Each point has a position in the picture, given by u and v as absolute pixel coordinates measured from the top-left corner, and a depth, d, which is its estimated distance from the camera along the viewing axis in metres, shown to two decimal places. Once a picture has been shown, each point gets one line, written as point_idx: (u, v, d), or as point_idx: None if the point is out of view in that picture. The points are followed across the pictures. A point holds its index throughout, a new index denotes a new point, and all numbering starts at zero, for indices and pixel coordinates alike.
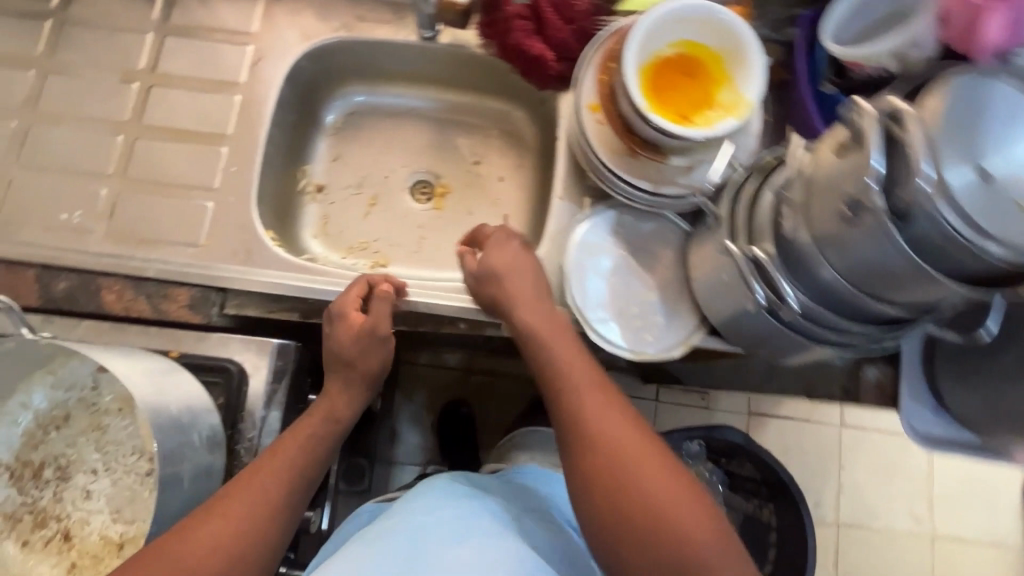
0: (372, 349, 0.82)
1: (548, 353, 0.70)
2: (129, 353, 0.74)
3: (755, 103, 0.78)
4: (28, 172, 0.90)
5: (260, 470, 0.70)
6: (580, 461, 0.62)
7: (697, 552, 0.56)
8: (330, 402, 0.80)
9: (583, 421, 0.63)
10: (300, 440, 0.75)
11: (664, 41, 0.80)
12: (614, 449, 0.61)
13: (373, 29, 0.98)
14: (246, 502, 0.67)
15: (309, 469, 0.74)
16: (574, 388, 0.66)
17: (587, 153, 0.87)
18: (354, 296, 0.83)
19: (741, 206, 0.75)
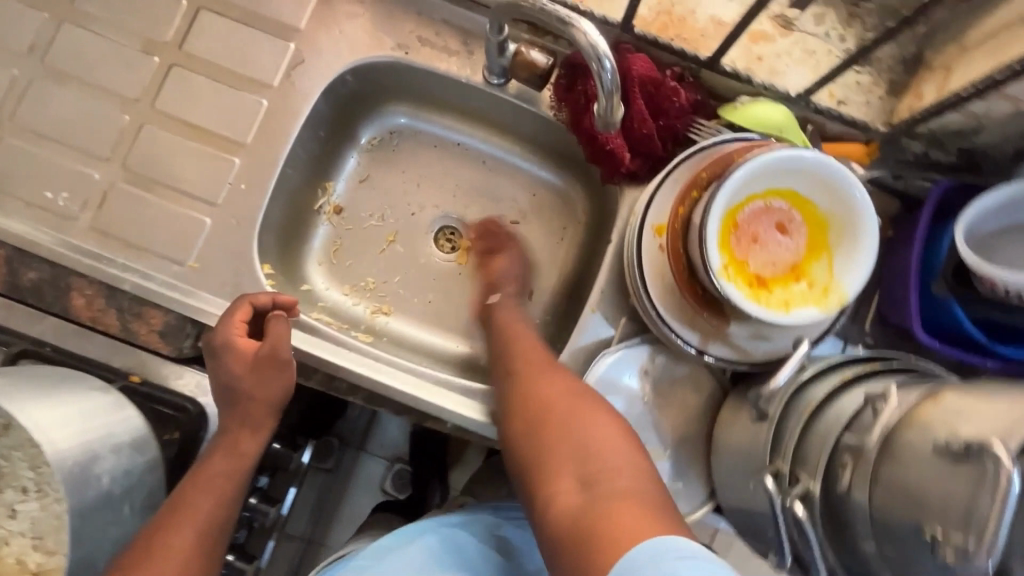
0: (271, 378, 0.74)
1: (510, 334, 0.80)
2: (65, 394, 0.64)
3: (847, 296, 0.65)
4: (22, 133, 0.80)
5: (158, 550, 0.64)
6: (524, 405, 0.69)
7: (623, 480, 0.55)
8: (244, 447, 0.73)
9: (528, 385, 0.71)
10: (210, 500, 0.68)
11: (763, 186, 0.66)
12: (553, 397, 0.67)
13: (435, 56, 0.84)
14: (151, 567, 0.63)
15: (220, 525, 0.69)
16: (524, 356, 0.75)
17: (636, 281, 0.74)
18: (238, 321, 0.74)
19: (796, 420, 0.63)
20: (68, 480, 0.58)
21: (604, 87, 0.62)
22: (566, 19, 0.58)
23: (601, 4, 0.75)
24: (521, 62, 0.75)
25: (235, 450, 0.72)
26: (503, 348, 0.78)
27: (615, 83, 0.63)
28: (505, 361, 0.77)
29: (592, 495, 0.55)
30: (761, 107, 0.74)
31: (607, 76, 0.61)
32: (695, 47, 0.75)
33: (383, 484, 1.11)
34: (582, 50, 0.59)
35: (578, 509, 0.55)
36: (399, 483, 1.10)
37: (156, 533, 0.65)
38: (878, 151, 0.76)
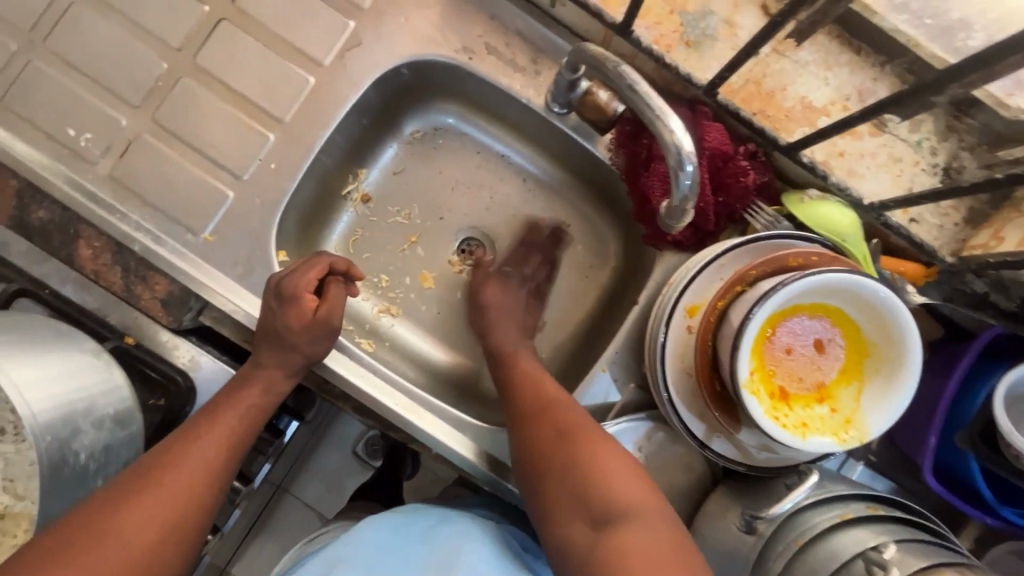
0: (321, 339, 0.73)
1: (515, 366, 0.76)
2: (49, 353, 0.62)
3: (869, 432, 0.62)
4: (54, 60, 0.75)
5: (164, 479, 0.60)
6: (529, 443, 0.66)
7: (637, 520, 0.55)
8: (254, 405, 0.69)
9: (533, 406, 0.69)
10: (222, 443, 0.65)
11: (811, 300, 0.62)
12: (564, 429, 0.64)
13: (499, 68, 0.79)
14: (176, 476, 0.61)
15: (227, 472, 0.65)
16: (529, 389, 0.71)
17: (654, 356, 0.71)
18: (309, 275, 0.74)
19: (788, 544, 0.61)
20: (46, 453, 0.58)
21: (679, 191, 0.56)
22: (655, 109, 0.53)
23: (687, 58, 0.70)
24: (592, 104, 0.72)
25: (250, 402, 0.69)
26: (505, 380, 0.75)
27: (694, 193, 0.57)
28: (513, 394, 0.73)
29: (609, 540, 0.55)
30: (827, 209, 0.69)
31: (684, 183, 0.55)
32: (775, 125, 0.70)
33: (356, 448, 1.10)
34: (665, 148, 0.53)
35: (596, 557, 0.55)
36: (371, 450, 1.09)
37: (163, 460, 0.61)
38: (937, 278, 0.72)
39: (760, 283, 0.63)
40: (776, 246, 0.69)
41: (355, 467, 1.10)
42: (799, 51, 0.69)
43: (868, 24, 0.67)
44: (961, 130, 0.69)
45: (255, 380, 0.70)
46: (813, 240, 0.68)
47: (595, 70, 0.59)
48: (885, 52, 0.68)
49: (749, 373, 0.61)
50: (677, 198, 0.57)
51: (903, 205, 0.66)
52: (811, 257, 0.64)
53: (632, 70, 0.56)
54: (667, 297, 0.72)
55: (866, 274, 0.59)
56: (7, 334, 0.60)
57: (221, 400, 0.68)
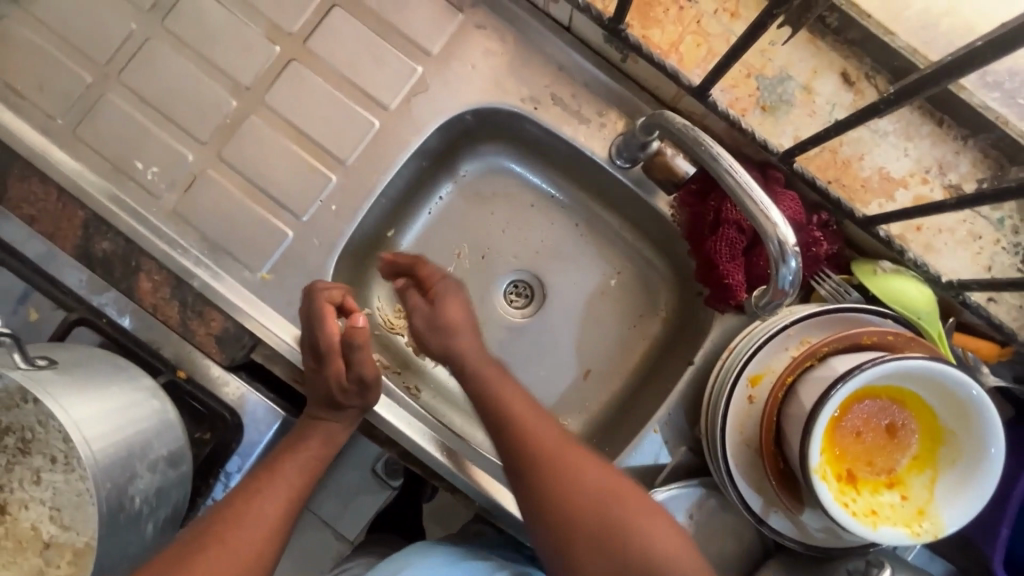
0: (366, 393, 0.71)
1: (503, 395, 0.65)
2: (112, 395, 0.62)
3: (944, 527, 0.59)
4: (124, 92, 0.76)
5: (228, 540, 0.60)
6: (550, 512, 0.59)
7: None
8: (313, 457, 0.69)
9: (536, 451, 0.61)
10: (282, 499, 0.65)
11: (886, 383, 0.60)
12: (588, 495, 0.59)
13: (565, 118, 0.78)
14: (240, 533, 0.60)
15: (286, 530, 0.65)
16: (530, 431, 0.63)
17: (714, 426, 0.69)
18: (331, 335, 0.68)
19: None
20: (105, 501, 0.58)
21: (781, 281, 0.57)
22: (759, 204, 0.55)
23: (762, 123, 0.68)
24: (660, 163, 0.76)
25: (308, 455, 0.69)
26: (501, 409, 0.64)
27: (795, 287, 0.58)
28: (507, 432, 0.63)
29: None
30: (902, 283, 0.67)
31: (785, 277, 0.57)
32: (851, 195, 0.68)
33: (374, 467, 0.91)
34: (766, 237, 0.55)
35: None
36: (391, 470, 0.90)
37: (226, 518, 0.61)
38: (1011, 355, 0.69)
39: (833, 361, 0.61)
40: (846, 319, 0.67)
41: (369, 492, 0.90)
42: (878, 121, 0.68)
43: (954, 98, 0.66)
44: None
45: (308, 434, 0.70)
46: (886, 315, 0.66)
47: (685, 147, 0.61)
48: (969, 126, 0.66)
49: (819, 459, 0.59)
50: (776, 288, 0.59)
51: (985, 287, 0.63)
52: (886, 336, 0.62)
53: (727, 154, 0.59)
54: (728, 365, 0.70)
55: (951, 364, 0.56)
56: (71, 375, 0.60)
57: (278, 455, 0.68)
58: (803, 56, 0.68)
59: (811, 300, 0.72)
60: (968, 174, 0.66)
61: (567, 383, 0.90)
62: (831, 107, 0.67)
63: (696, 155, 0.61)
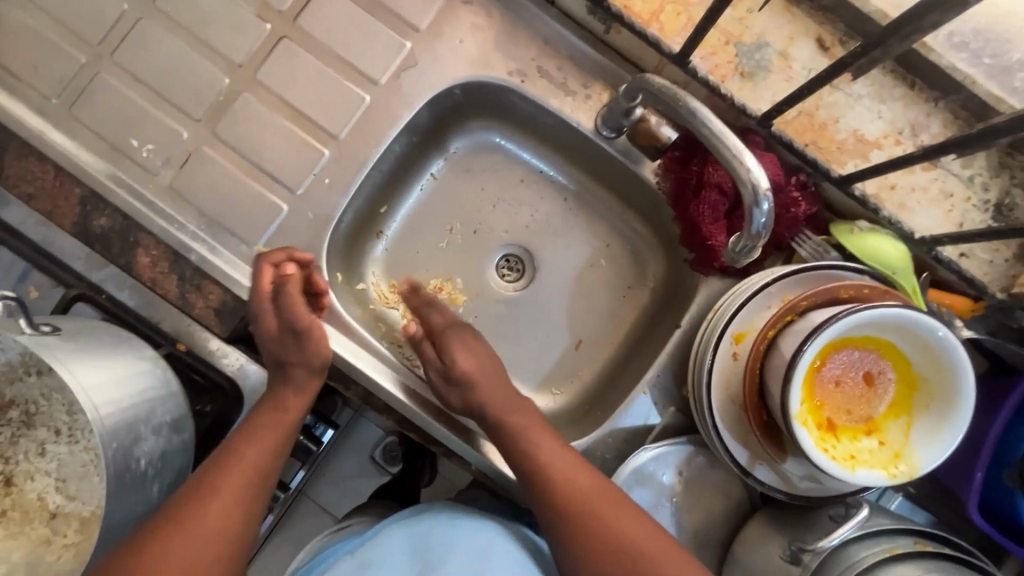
0: (303, 343, 0.70)
1: (541, 449, 0.67)
2: (115, 360, 0.64)
3: (918, 468, 0.62)
4: (118, 72, 0.78)
5: (191, 521, 0.60)
6: (581, 562, 0.61)
7: None
8: (273, 428, 0.68)
9: (573, 504, 0.63)
10: (243, 474, 0.64)
11: (861, 333, 0.63)
12: (619, 550, 0.60)
13: (551, 90, 0.80)
14: (214, 513, 0.61)
15: (253, 500, 0.64)
16: (563, 478, 0.65)
17: (700, 383, 0.72)
18: (263, 294, 0.71)
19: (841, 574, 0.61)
20: (111, 460, 0.59)
21: (754, 225, 0.60)
22: (732, 148, 0.59)
23: (741, 88, 0.71)
24: (644, 130, 0.76)
25: (267, 427, 0.68)
26: (532, 464, 0.66)
27: (767, 229, 0.61)
28: (538, 487, 0.65)
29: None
30: (876, 240, 0.70)
31: (760, 219, 0.59)
32: (827, 157, 0.71)
33: (373, 454, 1.05)
34: (741, 182, 0.58)
35: None
36: (388, 456, 1.04)
37: (197, 495, 0.62)
38: (984, 312, 0.72)
39: (812, 314, 0.64)
40: (824, 277, 0.69)
41: (370, 471, 1.05)
42: (852, 85, 0.70)
43: (925, 61, 0.68)
44: (1013, 167, 0.70)
45: (280, 401, 0.70)
46: (862, 272, 0.69)
47: (665, 106, 0.64)
48: (939, 88, 0.69)
49: (799, 406, 0.61)
50: (751, 232, 0.61)
51: (956, 239, 0.67)
52: (862, 290, 0.64)
53: (705, 108, 0.61)
54: (713, 324, 0.72)
55: (921, 310, 0.59)
56: (75, 341, 0.62)
57: (247, 425, 0.68)
58: (779, 24, 0.70)
59: (793, 261, 0.74)
60: (939, 134, 0.69)
61: (559, 353, 0.92)
62: (807, 72, 0.70)
63: (675, 111, 0.63)
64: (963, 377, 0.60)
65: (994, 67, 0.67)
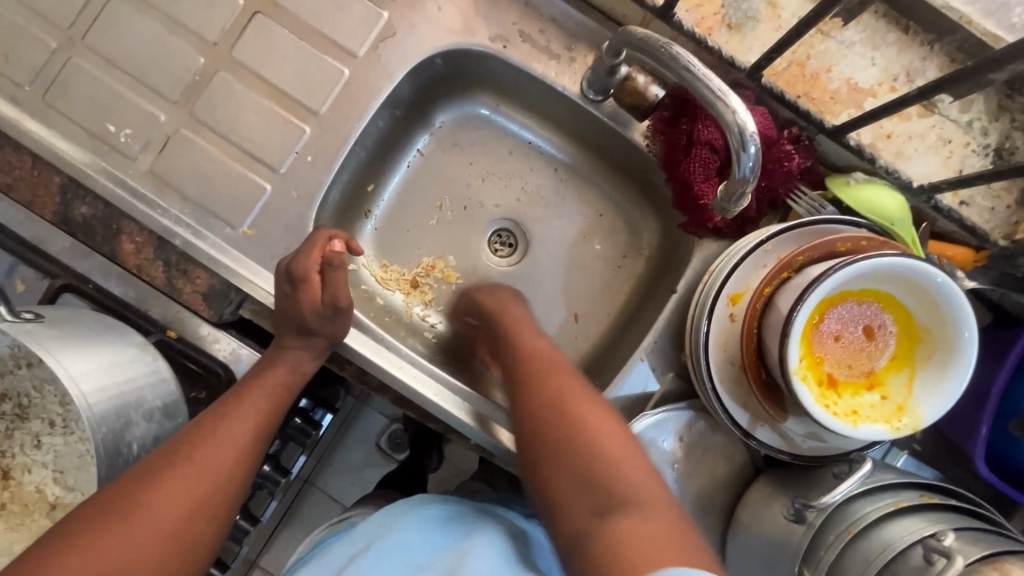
0: (337, 322, 0.71)
1: (535, 348, 0.67)
2: (101, 344, 0.63)
3: (922, 421, 0.61)
4: (90, 56, 0.76)
5: (197, 461, 0.60)
6: (525, 415, 0.60)
7: (641, 507, 0.50)
8: (282, 383, 0.69)
9: (536, 365, 0.64)
10: (251, 423, 0.65)
11: (860, 285, 0.62)
12: (562, 410, 0.58)
13: (534, 54, 0.78)
14: (213, 453, 0.61)
15: (257, 451, 0.65)
16: (546, 374, 0.63)
17: (698, 347, 0.70)
18: (311, 263, 0.69)
19: (847, 523, 0.60)
20: (102, 444, 0.60)
21: (741, 169, 0.58)
22: (715, 90, 0.57)
23: (729, 41, 0.69)
24: (630, 89, 0.75)
25: (276, 382, 0.68)
26: (526, 366, 0.65)
27: (756, 173, 0.59)
28: (515, 358, 0.68)
29: (608, 525, 0.49)
30: (873, 191, 0.68)
31: (747, 164, 0.57)
32: (820, 109, 0.69)
33: (378, 442, 1.05)
34: (728, 127, 0.56)
35: (597, 544, 0.49)
36: (394, 444, 1.05)
37: (197, 436, 0.61)
38: (986, 262, 0.70)
39: (808, 269, 0.62)
40: (821, 231, 0.67)
41: (376, 460, 1.05)
42: (845, 31, 0.68)
43: (918, 1, 0.66)
44: (1014, 110, 0.68)
45: (280, 361, 0.70)
46: (860, 225, 0.67)
47: (651, 57, 0.61)
48: (934, 30, 0.67)
49: (798, 361, 0.60)
50: (737, 177, 0.59)
51: (954, 185, 0.65)
52: (859, 242, 0.63)
53: (688, 54, 0.59)
54: (709, 285, 0.71)
55: (923, 259, 0.57)
56: (59, 327, 0.61)
57: (247, 380, 0.68)
58: None
59: (790, 219, 0.72)
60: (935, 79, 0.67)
61: (555, 326, 0.91)
62: (796, 20, 0.68)
63: (659, 60, 0.60)
64: (968, 323, 0.58)
65: (990, 4, 0.64)
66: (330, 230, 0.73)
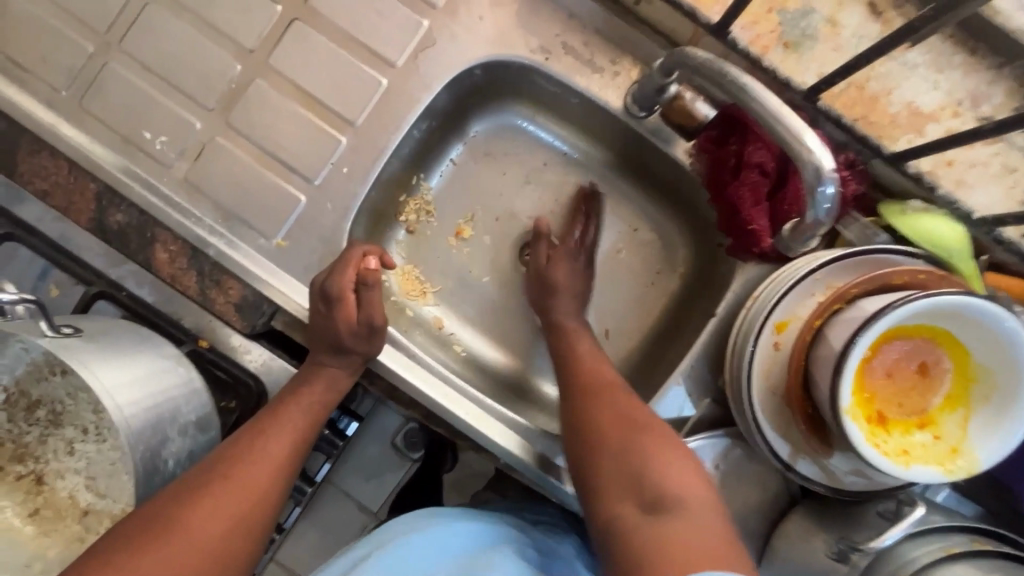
0: (374, 340, 0.70)
1: (591, 366, 0.71)
2: (139, 360, 0.62)
3: (978, 464, 0.58)
4: (128, 61, 0.75)
5: (234, 479, 0.59)
6: (584, 426, 0.63)
7: (690, 506, 0.51)
8: (317, 402, 0.68)
9: (597, 380, 0.68)
10: (287, 439, 0.64)
11: (917, 322, 0.59)
12: (621, 420, 0.61)
13: (577, 67, 0.76)
14: (249, 472, 0.60)
15: (292, 468, 0.65)
16: (599, 388, 0.66)
17: (740, 376, 0.68)
18: (346, 282, 0.69)
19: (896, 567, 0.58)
20: (139, 462, 0.59)
21: (817, 210, 0.57)
22: (789, 125, 0.54)
23: (784, 60, 0.66)
24: (679, 107, 0.74)
25: (312, 400, 0.68)
26: (585, 381, 0.69)
27: (830, 215, 0.58)
28: (568, 375, 0.71)
29: (656, 524, 0.51)
30: (930, 221, 0.65)
31: (823, 205, 0.56)
32: (878, 132, 0.66)
33: (394, 440, 0.97)
34: (802, 165, 0.54)
35: (646, 541, 0.50)
36: (410, 443, 0.97)
37: (232, 455, 0.61)
38: None
39: (862, 302, 0.60)
40: (874, 261, 0.65)
41: (393, 460, 0.98)
42: (907, 52, 0.65)
43: (987, 23, 0.62)
44: None
45: (312, 379, 0.69)
46: (915, 256, 0.65)
47: (706, 80, 0.59)
48: (1004, 53, 0.63)
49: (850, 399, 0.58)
50: (812, 218, 0.58)
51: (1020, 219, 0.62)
52: (918, 275, 0.60)
53: (754, 82, 0.57)
54: (754, 313, 0.69)
55: (992, 300, 0.55)
56: (96, 342, 0.61)
57: (283, 397, 0.67)
58: None
59: (838, 246, 0.70)
60: (1001, 105, 0.64)
61: None
62: (857, 40, 0.65)
63: (719, 85, 0.58)
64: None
65: None
66: (363, 248, 0.72)
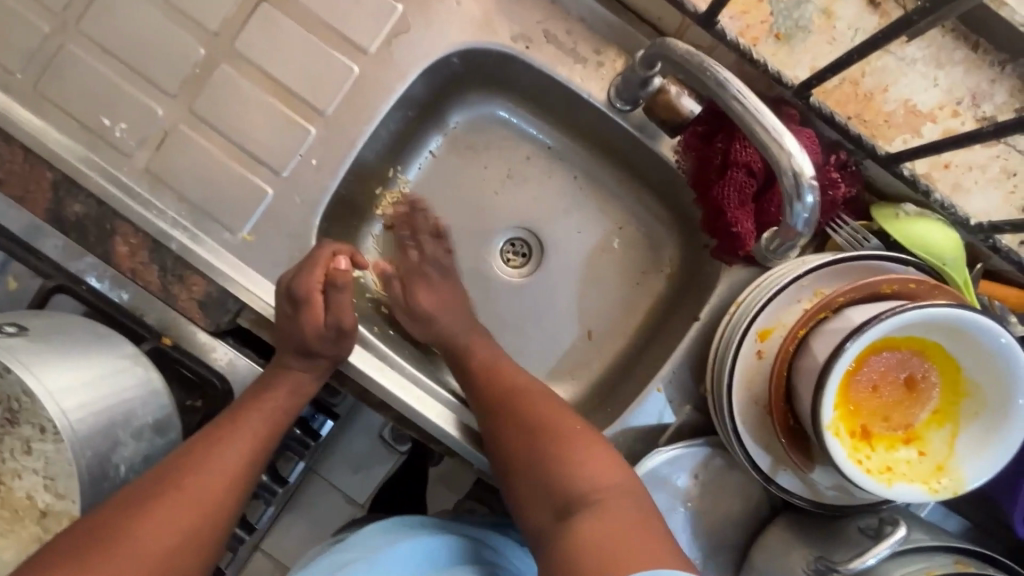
0: (342, 342, 0.68)
1: (501, 366, 0.71)
2: (92, 359, 0.60)
3: (964, 483, 0.56)
4: (85, 43, 0.71)
5: (187, 489, 0.57)
6: (499, 435, 0.65)
7: (603, 507, 0.54)
8: (279, 407, 0.65)
9: (507, 384, 0.68)
10: (245, 446, 0.62)
11: (906, 334, 0.56)
12: (535, 425, 0.63)
13: (559, 57, 0.72)
14: (203, 483, 0.58)
15: (250, 477, 0.62)
16: (509, 393, 0.67)
17: (721, 385, 0.65)
18: (313, 285, 0.66)
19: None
20: (85, 467, 0.57)
21: (795, 220, 0.55)
22: (772, 132, 0.52)
23: (776, 53, 0.62)
24: (663, 102, 0.70)
25: (274, 405, 0.65)
26: (495, 384, 0.69)
27: (808, 224, 0.56)
28: (472, 379, 0.71)
29: (572, 526, 0.54)
30: (923, 227, 0.62)
31: (801, 214, 0.54)
32: (872, 132, 0.62)
33: (382, 433, 0.95)
34: (779, 172, 0.52)
35: (564, 542, 0.54)
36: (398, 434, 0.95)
37: (186, 464, 0.58)
38: None
39: (848, 312, 0.57)
40: (864, 268, 0.62)
41: (381, 453, 0.95)
42: (906, 47, 0.61)
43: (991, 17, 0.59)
44: None
45: (276, 382, 0.66)
46: (907, 263, 0.62)
47: (689, 77, 0.57)
48: (1008, 50, 0.60)
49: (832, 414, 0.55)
50: (789, 227, 0.56)
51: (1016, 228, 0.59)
52: (908, 284, 0.57)
53: (735, 79, 0.54)
54: (737, 319, 0.66)
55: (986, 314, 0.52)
56: (44, 341, 0.58)
57: (244, 401, 0.64)
58: None
59: (827, 249, 0.67)
60: (1003, 105, 0.60)
61: (567, 343, 0.86)
62: (853, 33, 0.61)
63: (700, 82, 0.56)
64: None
65: None
66: (332, 246, 0.69)
